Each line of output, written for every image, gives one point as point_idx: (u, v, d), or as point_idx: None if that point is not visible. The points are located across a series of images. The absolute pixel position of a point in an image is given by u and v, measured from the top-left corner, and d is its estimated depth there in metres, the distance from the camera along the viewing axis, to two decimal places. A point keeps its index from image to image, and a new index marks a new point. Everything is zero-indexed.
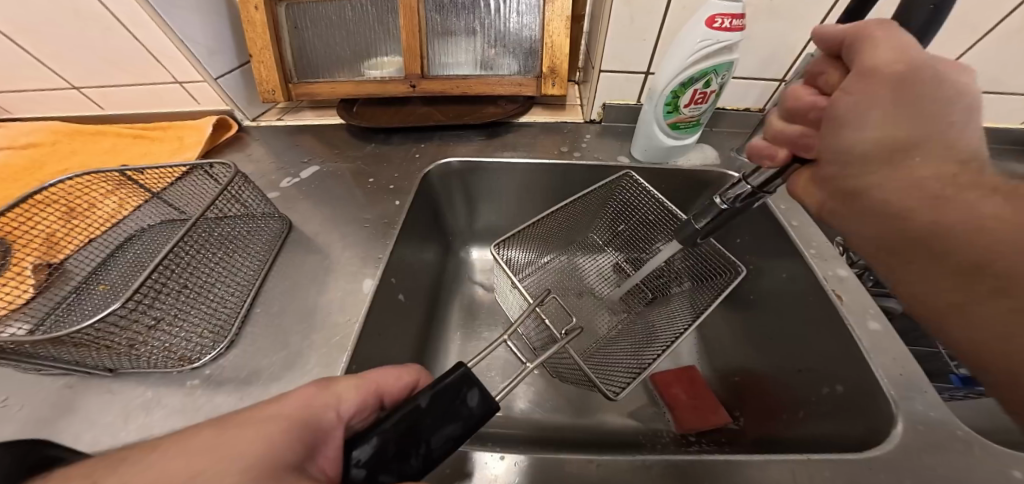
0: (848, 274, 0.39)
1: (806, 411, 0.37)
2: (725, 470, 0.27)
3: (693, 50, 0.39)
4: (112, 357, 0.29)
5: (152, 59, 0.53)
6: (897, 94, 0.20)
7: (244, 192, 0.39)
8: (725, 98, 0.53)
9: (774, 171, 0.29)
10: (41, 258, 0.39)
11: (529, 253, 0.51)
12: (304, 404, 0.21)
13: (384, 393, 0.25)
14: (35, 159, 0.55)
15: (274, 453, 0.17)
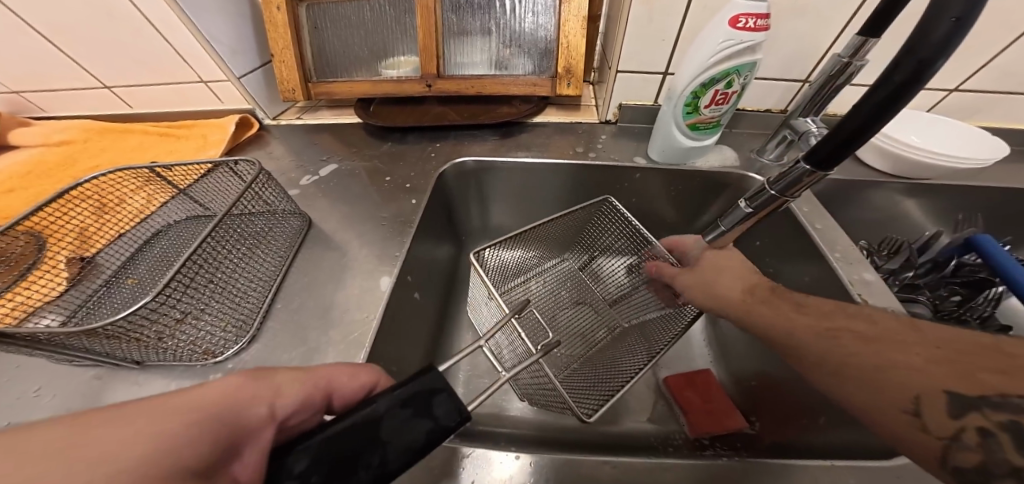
0: (875, 278, 0.37)
1: (826, 417, 0.36)
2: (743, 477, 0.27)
3: (714, 50, 0.38)
4: (141, 350, 0.30)
5: (178, 60, 0.55)
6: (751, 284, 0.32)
7: (266, 190, 0.40)
8: (746, 99, 0.52)
9: (785, 176, 0.29)
10: (74, 253, 0.40)
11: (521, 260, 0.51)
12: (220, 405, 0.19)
13: (331, 390, 0.25)
14: (68, 155, 0.57)
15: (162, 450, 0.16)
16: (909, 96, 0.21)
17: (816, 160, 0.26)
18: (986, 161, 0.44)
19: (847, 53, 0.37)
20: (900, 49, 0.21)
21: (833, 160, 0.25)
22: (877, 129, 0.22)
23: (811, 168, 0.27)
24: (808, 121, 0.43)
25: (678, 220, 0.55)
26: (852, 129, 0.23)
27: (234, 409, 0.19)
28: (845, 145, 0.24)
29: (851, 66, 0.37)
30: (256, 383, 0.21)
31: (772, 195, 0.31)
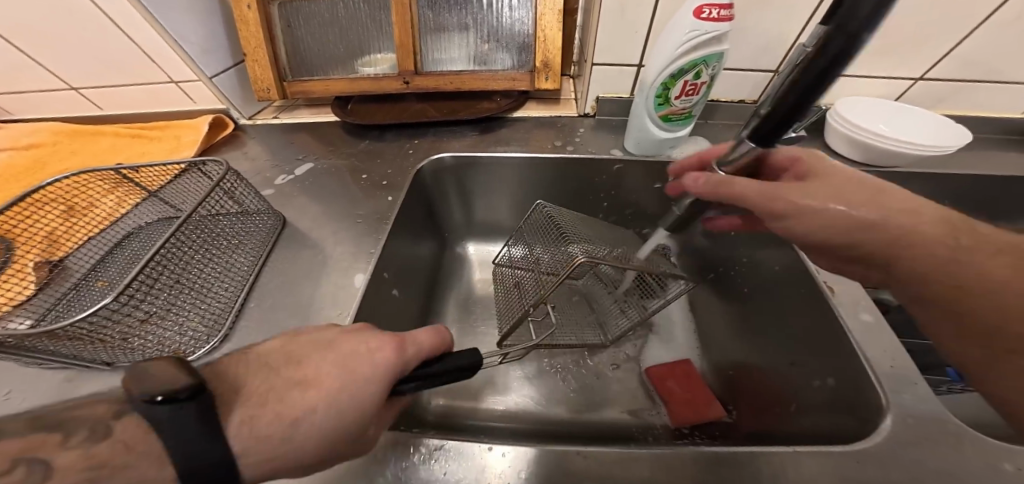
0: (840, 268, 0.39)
1: (798, 404, 0.36)
2: (716, 463, 0.27)
3: (680, 41, 0.39)
4: (107, 351, 0.30)
5: (146, 59, 0.54)
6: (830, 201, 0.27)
7: (238, 188, 0.39)
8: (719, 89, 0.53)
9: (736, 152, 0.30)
10: (43, 256, 0.40)
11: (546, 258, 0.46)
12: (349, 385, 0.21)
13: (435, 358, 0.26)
14: (37, 158, 0.56)
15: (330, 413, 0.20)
16: (836, 73, 0.22)
17: (761, 137, 0.28)
18: (949, 149, 0.45)
19: None
20: (830, 22, 0.21)
21: (791, 121, 0.26)
22: (824, 89, 0.23)
23: (757, 144, 0.28)
24: None
25: (656, 210, 0.56)
26: (803, 88, 0.23)
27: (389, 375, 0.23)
28: (800, 105, 0.24)
29: None
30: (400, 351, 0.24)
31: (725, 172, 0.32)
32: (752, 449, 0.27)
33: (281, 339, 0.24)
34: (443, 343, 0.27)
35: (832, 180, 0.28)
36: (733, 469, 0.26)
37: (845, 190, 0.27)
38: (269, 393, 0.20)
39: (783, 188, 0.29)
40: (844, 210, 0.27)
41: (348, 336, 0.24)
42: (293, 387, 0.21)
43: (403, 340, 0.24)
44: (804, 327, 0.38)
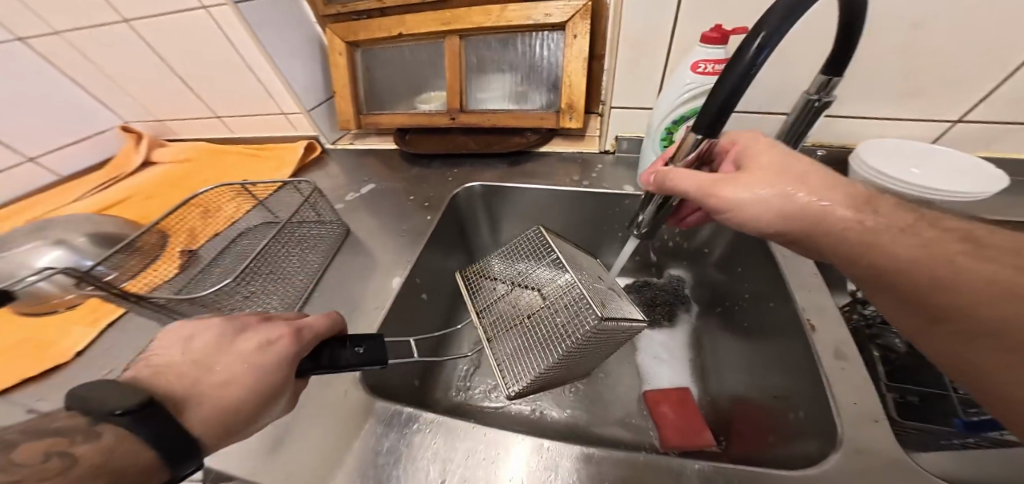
0: (831, 306, 0.38)
1: (775, 436, 0.36)
2: (652, 468, 0.31)
3: (683, 90, 0.44)
4: (219, 318, 0.42)
5: (266, 95, 0.71)
6: (782, 178, 0.30)
7: (319, 203, 0.52)
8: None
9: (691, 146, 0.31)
10: (187, 246, 0.56)
11: (523, 271, 0.50)
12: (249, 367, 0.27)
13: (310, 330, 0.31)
14: (189, 170, 0.76)
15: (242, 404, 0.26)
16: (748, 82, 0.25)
17: (704, 127, 0.28)
18: (982, 195, 0.42)
19: (815, 91, 0.39)
20: (744, 38, 0.25)
21: (717, 126, 0.28)
22: (732, 107, 0.27)
23: (701, 135, 0.29)
24: None
25: (675, 242, 0.61)
26: (712, 115, 0.27)
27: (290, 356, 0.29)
28: (722, 112, 0.27)
29: (821, 102, 0.39)
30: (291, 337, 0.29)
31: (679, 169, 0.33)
32: (684, 463, 0.31)
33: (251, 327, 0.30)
34: (337, 324, 0.33)
35: (763, 160, 0.31)
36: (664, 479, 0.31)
37: (772, 171, 0.30)
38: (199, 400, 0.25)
39: (722, 176, 0.31)
40: (769, 192, 0.30)
41: (247, 334, 0.29)
42: (217, 393, 0.26)
43: (299, 328, 0.30)
44: (785, 361, 0.39)
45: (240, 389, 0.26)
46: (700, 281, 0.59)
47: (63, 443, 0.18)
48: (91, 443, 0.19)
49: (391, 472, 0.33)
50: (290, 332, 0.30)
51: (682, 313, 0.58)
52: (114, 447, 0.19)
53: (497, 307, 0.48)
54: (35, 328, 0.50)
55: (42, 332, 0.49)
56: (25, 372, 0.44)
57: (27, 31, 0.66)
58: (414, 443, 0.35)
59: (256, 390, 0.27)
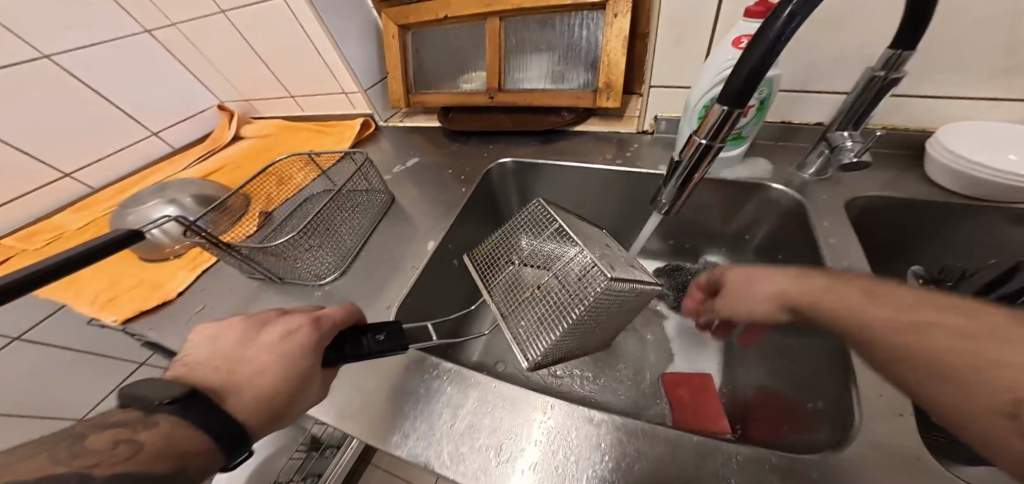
0: (874, 297, 0.36)
1: (790, 426, 0.37)
2: (650, 434, 0.34)
3: (720, 68, 0.44)
4: (285, 268, 0.50)
5: (331, 77, 0.79)
6: (750, 286, 0.35)
7: (370, 173, 0.58)
8: (798, 114, 0.55)
9: (717, 120, 0.29)
10: (264, 208, 0.66)
11: (539, 245, 0.50)
12: (277, 356, 0.33)
13: (325, 320, 0.37)
14: (268, 144, 0.87)
15: (278, 386, 0.33)
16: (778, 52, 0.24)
17: (731, 99, 0.27)
18: None
19: (881, 66, 0.39)
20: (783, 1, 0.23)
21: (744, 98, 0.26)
22: (758, 81, 0.26)
23: (727, 108, 0.28)
24: (843, 135, 0.43)
25: (717, 225, 0.58)
26: (737, 90, 0.26)
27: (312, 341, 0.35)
28: (750, 83, 0.26)
29: (888, 79, 0.39)
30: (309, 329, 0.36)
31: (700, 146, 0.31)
32: (680, 434, 0.33)
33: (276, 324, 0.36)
34: (352, 313, 0.39)
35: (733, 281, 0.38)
36: (660, 449, 0.32)
37: (739, 284, 0.37)
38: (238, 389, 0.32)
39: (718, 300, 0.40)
40: (751, 301, 0.35)
41: (269, 328, 0.36)
42: (253, 380, 0.32)
43: (318, 317, 0.37)
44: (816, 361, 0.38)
45: (270, 378, 0.32)
46: None
47: (126, 432, 0.25)
48: (149, 429, 0.25)
49: (412, 411, 0.39)
50: (310, 321, 0.36)
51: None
52: (167, 432, 0.26)
53: (513, 280, 0.50)
54: (153, 271, 0.63)
55: (157, 274, 0.62)
56: (143, 305, 0.57)
57: (151, 24, 0.80)
58: (433, 387, 0.40)
59: (286, 376, 0.33)
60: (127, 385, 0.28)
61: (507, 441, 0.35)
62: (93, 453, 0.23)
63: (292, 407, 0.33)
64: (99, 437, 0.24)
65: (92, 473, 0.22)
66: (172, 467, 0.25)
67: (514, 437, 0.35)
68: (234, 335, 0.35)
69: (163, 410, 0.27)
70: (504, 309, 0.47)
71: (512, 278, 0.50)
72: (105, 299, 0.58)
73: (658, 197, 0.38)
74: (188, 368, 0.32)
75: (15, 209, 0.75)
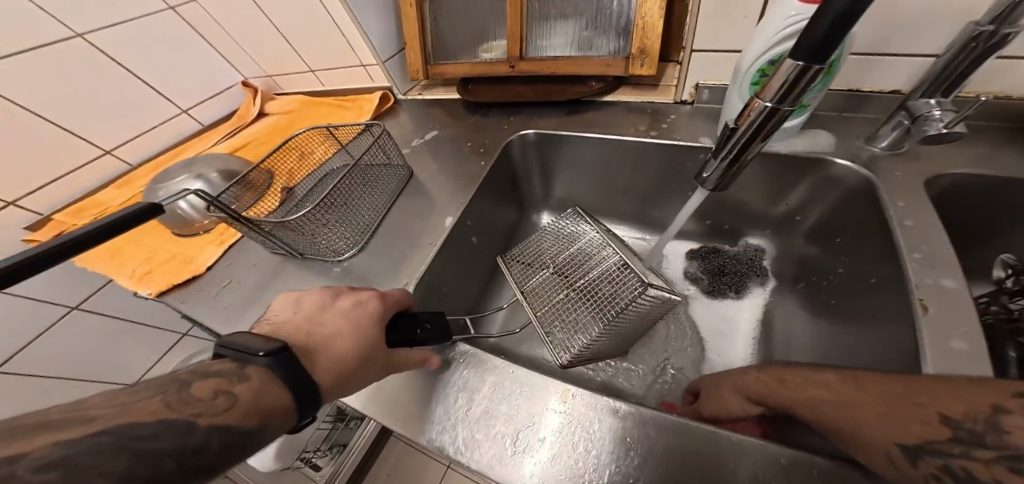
0: (957, 287, 0.31)
1: None
2: (683, 430, 0.31)
3: (780, 27, 0.37)
4: (305, 244, 0.49)
5: (348, 49, 0.76)
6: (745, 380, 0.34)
7: (386, 145, 0.55)
8: (865, 80, 0.48)
9: (787, 80, 0.22)
10: (286, 183, 0.65)
11: (574, 248, 0.51)
12: (351, 322, 0.33)
13: (387, 297, 0.38)
14: (289, 120, 0.86)
15: (353, 355, 0.31)
16: None
17: (808, 53, 0.20)
18: None
19: (987, 20, 0.32)
20: None
21: (828, 51, 0.20)
22: (850, 29, 0.18)
23: (803, 64, 0.21)
24: (930, 102, 0.38)
25: (760, 206, 0.53)
26: (814, 45, 0.20)
27: (374, 313, 0.36)
28: (839, 31, 0.18)
29: (996, 34, 0.32)
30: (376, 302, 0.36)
31: (765, 108, 0.25)
32: (717, 431, 0.31)
33: (326, 294, 0.36)
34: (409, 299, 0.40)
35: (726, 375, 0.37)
36: (683, 446, 0.30)
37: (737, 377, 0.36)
38: (324, 352, 0.30)
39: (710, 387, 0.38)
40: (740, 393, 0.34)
41: (342, 296, 0.36)
42: (329, 342, 0.31)
43: (383, 295, 0.38)
44: (875, 354, 0.35)
45: (345, 342, 0.31)
46: (785, 253, 0.53)
47: (224, 384, 0.24)
48: (242, 383, 0.24)
49: (431, 392, 0.38)
50: (377, 296, 0.37)
51: (755, 286, 0.53)
52: (258, 387, 0.24)
53: (545, 280, 0.49)
54: (184, 245, 0.64)
55: (188, 249, 0.63)
56: (175, 280, 0.58)
57: (175, 0, 0.78)
58: (448, 369, 0.39)
59: (358, 342, 0.32)
60: (227, 335, 0.27)
61: (524, 429, 0.33)
62: (196, 404, 0.22)
63: (359, 377, 0.32)
64: (201, 386, 0.23)
65: (195, 423, 0.21)
66: (258, 424, 0.24)
67: (532, 426, 0.34)
68: (315, 300, 0.35)
69: (257, 363, 0.25)
70: (536, 307, 0.45)
71: (544, 277, 0.49)
72: (143, 272, 0.60)
73: (704, 172, 0.33)
74: (274, 325, 0.32)
75: (55, 190, 0.74)
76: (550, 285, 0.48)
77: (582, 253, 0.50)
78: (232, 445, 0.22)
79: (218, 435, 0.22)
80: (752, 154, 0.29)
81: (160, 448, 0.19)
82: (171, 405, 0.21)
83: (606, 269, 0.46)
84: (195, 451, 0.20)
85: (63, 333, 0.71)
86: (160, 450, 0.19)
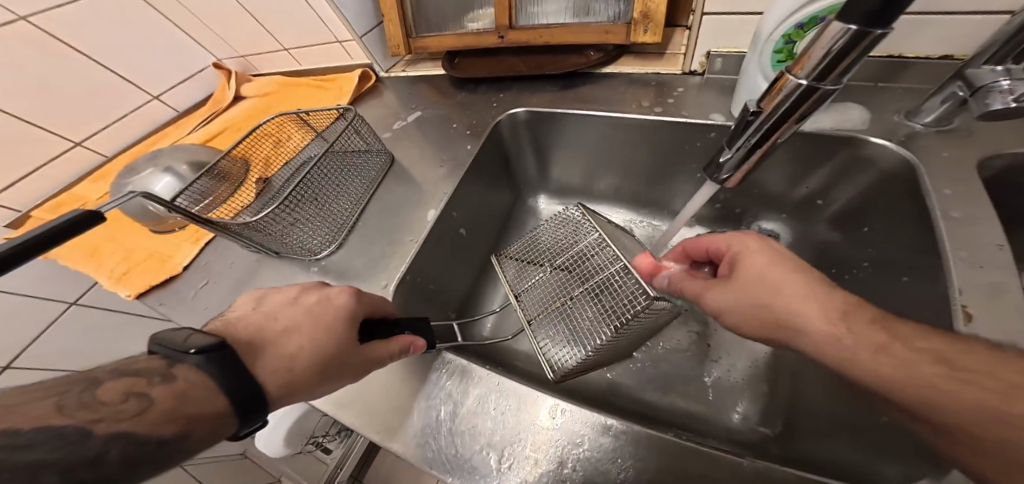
0: (1017, 287, 0.27)
1: (860, 442, 0.32)
2: (683, 451, 0.28)
3: None
4: (280, 244, 0.45)
5: (322, 25, 0.69)
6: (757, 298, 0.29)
7: (362, 130, 0.50)
8: (906, 44, 0.42)
9: (831, 52, 0.17)
10: (261, 174, 0.60)
11: (575, 246, 0.46)
12: (316, 322, 0.30)
13: (364, 295, 0.34)
14: (265, 104, 0.77)
15: (312, 360, 0.28)
16: None
17: (865, 15, 0.15)
18: None
19: None
20: None
21: (894, 11, 0.14)
22: None
23: (854, 31, 0.16)
24: (995, 70, 0.31)
25: (778, 187, 0.48)
26: (873, 7, 0.15)
27: (346, 310, 0.32)
28: None
29: None
30: (350, 298, 0.32)
31: (797, 86, 0.20)
32: (719, 454, 0.27)
33: (301, 289, 0.32)
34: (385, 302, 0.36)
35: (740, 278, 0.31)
36: (669, 467, 0.28)
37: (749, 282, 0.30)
38: (279, 353, 0.27)
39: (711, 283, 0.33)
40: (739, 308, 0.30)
41: (307, 292, 0.32)
42: (279, 340, 0.28)
43: (360, 291, 0.34)
44: None
45: (301, 340, 0.28)
46: (802, 238, 0.49)
47: (140, 384, 0.20)
48: (165, 384, 0.21)
49: (412, 404, 0.35)
50: (349, 292, 0.33)
51: None
52: (183, 390, 0.21)
53: (543, 281, 0.45)
54: (161, 242, 0.59)
55: (165, 245, 0.59)
56: (151, 280, 0.55)
57: None
58: (431, 379, 0.36)
59: (321, 345, 0.29)
60: (158, 331, 0.23)
61: (507, 446, 0.31)
62: (98, 409, 0.18)
63: (316, 385, 0.28)
64: (110, 387, 0.20)
65: (90, 430, 0.17)
66: (181, 432, 0.20)
67: (520, 443, 0.31)
68: (284, 295, 0.32)
69: (188, 362, 0.22)
70: (534, 313, 0.43)
71: (543, 278, 0.46)
72: (121, 272, 0.56)
73: (719, 158, 0.28)
74: (224, 322, 0.28)
75: (32, 183, 0.66)
76: (549, 288, 0.45)
77: (584, 252, 0.45)
78: (142, 457, 0.18)
79: (119, 444, 0.18)
80: (780, 138, 0.24)
81: (37, 456, 0.15)
82: (67, 407, 0.18)
83: (610, 272, 0.42)
84: (89, 462, 0.16)
85: (59, 331, 0.64)
86: (39, 462, 0.15)
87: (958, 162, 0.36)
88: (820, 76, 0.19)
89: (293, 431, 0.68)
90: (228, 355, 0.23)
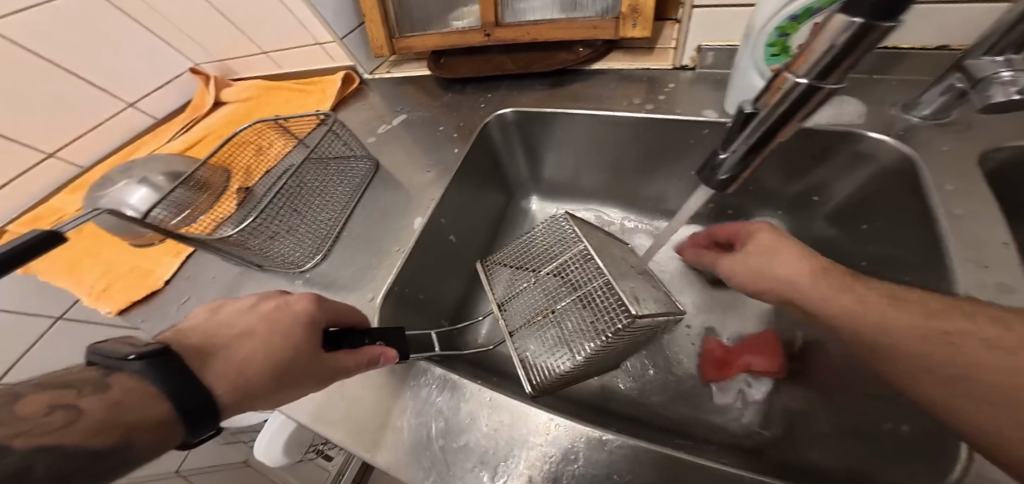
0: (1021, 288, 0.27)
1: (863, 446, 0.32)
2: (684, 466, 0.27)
3: None
4: (260, 259, 0.43)
5: (299, 25, 0.67)
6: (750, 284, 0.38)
7: (341, 135, 0.48)
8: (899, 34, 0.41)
9: (834, 50, 0.16)
10: (242, 183, 0.58)
11: (567, 252, 0.44)
12: (272, 327, 0.28)
13: (328, 302, 0.32)
14: (244, 110, 0.75)
15: (272, 363, 0.26)
16: None
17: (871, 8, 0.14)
18: None
19: None
20: None
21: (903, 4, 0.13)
22: None
23: (859, 27, 0.14)
24: (994, 62, 0.30)
25: (773, 184, 0.47)
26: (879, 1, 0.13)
27: (310, 316, 0.30)
28: None
29: None
30: (318, 305, 0.31)
31: (796, 85, 0.19)
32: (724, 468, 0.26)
33: (263, 297, 0.31)
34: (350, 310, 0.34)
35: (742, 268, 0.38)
36: (665, 481, 0.27)
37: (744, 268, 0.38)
38: (232, 359, 0.25)
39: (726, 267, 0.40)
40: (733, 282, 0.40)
41: (267, 298, 0.30)
42: (231, 345, 0.26)
43: (322, 297, 0.32)
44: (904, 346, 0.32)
45: (254, 345, 0.27)
46: (799, 234, 0.48)
47: (68, 395, 0.18)
48: (97, 394, 0.19)
49: (399, 422, 0.33)
50: (311, 298, 0.31)
51: None
52: (118, 398, 0.19)
53: (537, 289, 0.44)
54: (140, 255, 0.57)
55: (145, 259, 0.57)
56: (133, 296, 0.53)
57: None
58: (419, 395, 0.34)
59: (276, 349, 0.27)
60: (96, 342, 0.22)
61: (500, 463, 0.30)
62: (15, 423, 0.16)
63: (274, 390, 0.27)
64: (32, 400, 0.18)
65: (7, 445, 0.15)
66: (119, 441, 0.18)
67: (513, 456, 0.30)
68: (241, 302, 0.30)
69: (127, 368, 0.20)
70: (528, 323, 0.41)
71: (537, 287, 0.44)
72: (101, 288, 0.54)
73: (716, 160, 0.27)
74: (174, 332, 0.26)
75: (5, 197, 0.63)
76: (544, 297, 0.43)
77: (576, 259, 0.43)
78: (78, 475, 0.16)
79: (46, 456, 0.16)
80: (779, 138, 0.23)
81: None
82: None
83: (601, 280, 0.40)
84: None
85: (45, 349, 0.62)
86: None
87: (957, 156, 0.35)
88: (824, 76, 0.17)
89: (291, 444, 0.66)
90: (169, 357, 0.21)
